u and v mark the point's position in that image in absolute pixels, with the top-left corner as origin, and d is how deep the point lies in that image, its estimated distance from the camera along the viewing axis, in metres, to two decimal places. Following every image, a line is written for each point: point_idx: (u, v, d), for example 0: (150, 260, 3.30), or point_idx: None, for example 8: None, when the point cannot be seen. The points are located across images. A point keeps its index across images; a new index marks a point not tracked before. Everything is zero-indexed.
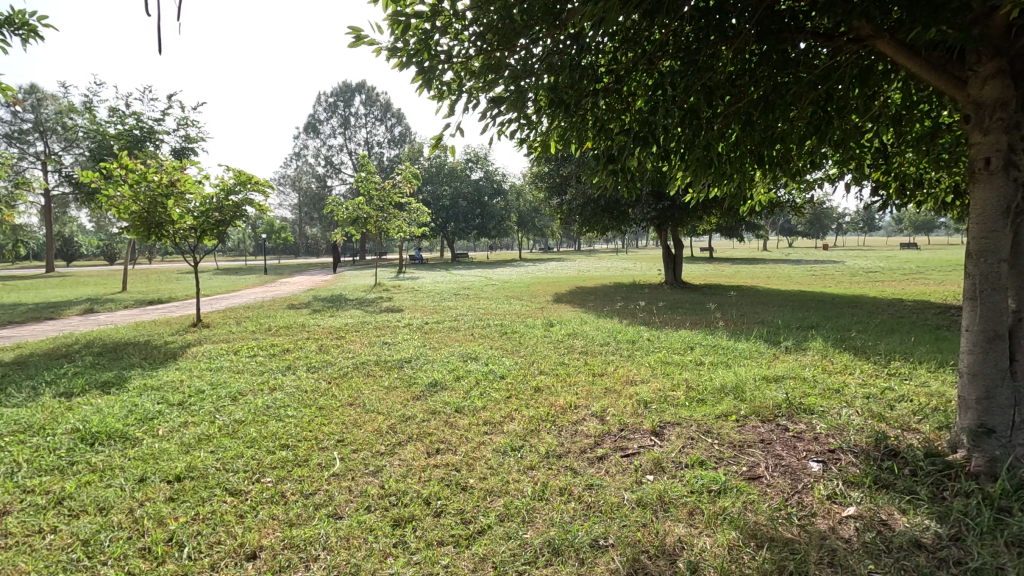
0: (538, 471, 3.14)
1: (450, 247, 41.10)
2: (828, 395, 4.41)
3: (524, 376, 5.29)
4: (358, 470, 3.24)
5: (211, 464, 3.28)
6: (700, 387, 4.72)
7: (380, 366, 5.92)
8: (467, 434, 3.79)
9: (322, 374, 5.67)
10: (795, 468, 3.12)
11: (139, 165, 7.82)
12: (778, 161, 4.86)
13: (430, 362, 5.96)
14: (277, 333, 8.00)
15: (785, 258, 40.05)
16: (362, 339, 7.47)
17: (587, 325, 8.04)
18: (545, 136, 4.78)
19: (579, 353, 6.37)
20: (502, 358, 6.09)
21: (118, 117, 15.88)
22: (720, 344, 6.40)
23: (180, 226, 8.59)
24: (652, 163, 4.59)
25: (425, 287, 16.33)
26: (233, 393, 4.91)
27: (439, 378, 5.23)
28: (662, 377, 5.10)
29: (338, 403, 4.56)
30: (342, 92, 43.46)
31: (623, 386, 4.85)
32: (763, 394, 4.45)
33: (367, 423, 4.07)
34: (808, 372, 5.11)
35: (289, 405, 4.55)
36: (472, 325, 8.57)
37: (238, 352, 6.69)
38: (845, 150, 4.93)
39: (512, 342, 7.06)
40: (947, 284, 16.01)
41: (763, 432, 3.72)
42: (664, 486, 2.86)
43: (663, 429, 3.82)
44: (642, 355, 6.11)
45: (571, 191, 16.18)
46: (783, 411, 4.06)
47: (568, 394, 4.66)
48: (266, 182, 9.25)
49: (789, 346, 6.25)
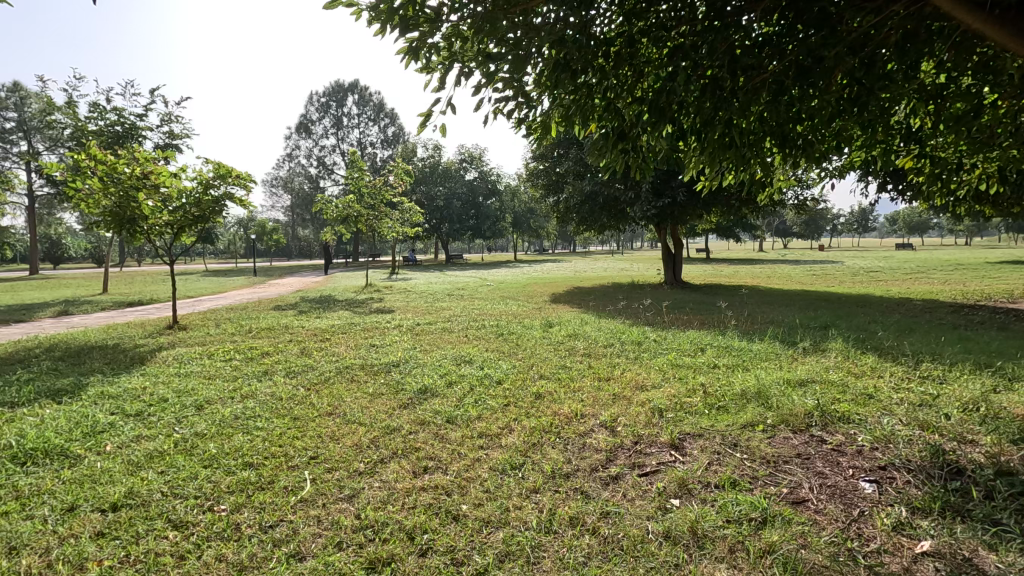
0: (542, 495, 2.66)
1: (444, 248, 40.53)
2: (863, 402, 3.96)
3: (523, 381, 4.81)
4: (330, 494, 2.75)
5: (156, 489, 2.77)
6: (720, 393, 4.27)
7: (365, 371, 5.42)
8: (460, 449, 3.30)
9: (301, 379, 5.17)
10: (844, 489, 2.66)
11: (109, 155, 7.29)
12: (803, 144, 4.41)
13: (421, 366, 5.46)
14: (257, 335, 7.48)
15: (783, 258, 39.72)
16: (349, 341, 6.97)
17: (588, 325, 7.56)
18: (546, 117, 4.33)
19: (581, 355, 5.89)
20: (499, 362, 5.60)
21: (98, 113, 15.26)
22: (733, 345, 5.96)
23: (156, 222, 8.07)
24: (666, 144, 4.16)
25: (418, 287, 15.85)
26: (198, 402, 4.41)
27: (428, 383, 4.75)
28: (675, 381, 4.64)
29: (315, 413, 4.06)
30: (336, 92, 42.87)
31: (633, 392, 4.37)
32: (791, 400, 3.98)
33: (346, 436, 3.58)
34: (834, 376, 4.66)
35: (260, 415, 4.05)
36: (466, 326, 8.06)
37: (212, 356, 6.17)
38: (874, 131, 4.51)
39: (510, 344, 6.56)
40: (953, 284, 15.58)
41: (798, 445, 3.26)
42: (695, 515, 2.39)
43: (683, 442, 3.36)
44: (650, 358, 5.65)
45: (569, 188, 15.70)
46: (816, 421, 3.61)
47: (572, 401, 4.18)
48: (248, 175, 8.73)
49: (807, 347, 5.80)
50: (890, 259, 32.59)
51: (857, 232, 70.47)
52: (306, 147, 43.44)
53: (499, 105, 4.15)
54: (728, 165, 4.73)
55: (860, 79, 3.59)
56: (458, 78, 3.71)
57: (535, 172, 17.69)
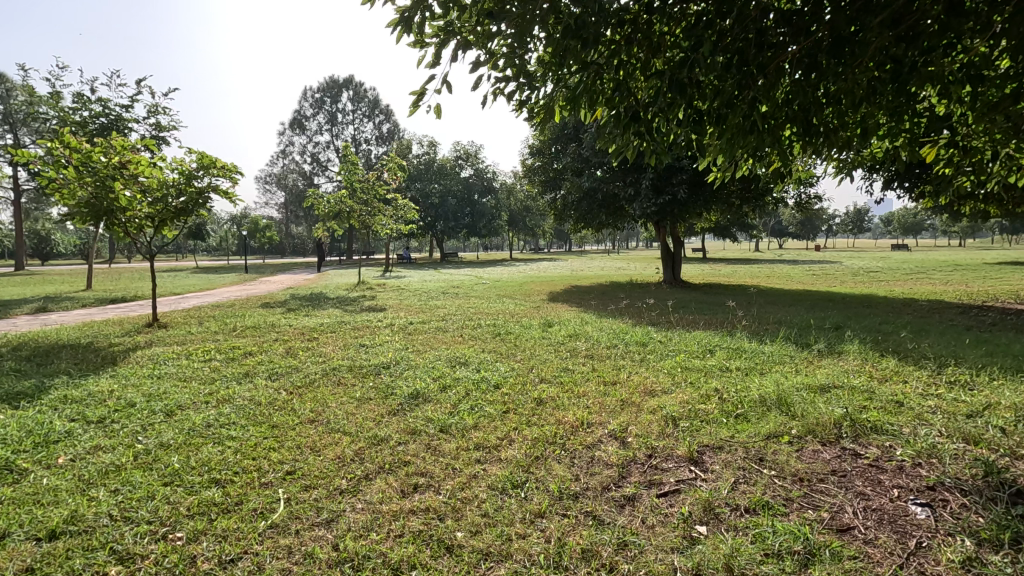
0: (549, 521, 2.32)
1: (439, 246, 40.06)
2: (894, 410, 3.64)
3: (522, 385, 4.47)
4: (306, 518, 2.40)
5: (103, 512, 2.41)
6: (737, 399, 3.94)
7: (353, 373, 5.05)
8: (454, 463, 2.96)
9: (284, 383, 4.80)
10: (893, 514, 2.32)
11: (84, 143, 6.87)
12: (827, 130, 4.08)
13: (413, 369, 5.10)
14: (241, 334, 7.09)
15: (779, 258, 39.50)
16: (337, 341, 6.60)
17: (590, 325, 7.21)
18: (551, 100, 3.99)
19: (584, 357, 5.55)
20: (496, 364, 5.24)
21: (81, 104, 14.75)
22: (744, 347, 5.66)
23: (135, 214, 7.66)
24: (682, 129, 3.83)
25: (411, 286, 15.47)
26: (168, 407, 4.03)
27: (420, 388, 4.39)
28: (687, 386, 4.31)
29: (295, 421, 3.70)
30: (330, 87, 42.34)
31: (642, 399, 4.03)
32: (815, 408, 3.66)
33: (328, 447, 3.23)
34: (857, 381, 4.35)
35: (235, 422, 3.68)
36: (462, 325, 7.71)
37: (191, 356, 5.78)
38: (902, 119, 4.20)
39: (508, 345, 6.21)
40: (956, 285, 15.34)
41: (831, 460, 2.93)
42: (729, 549, 2.05)
43: (702, 456, 3.03)
44: (656, 359, 5.33)
45: (567, 184, 15.35)
46: (846, 432, 3.29)
47: (577, 408, 3.84)
48: (235, 167, 8.33)
49: (822, 350, 5.49)
50: (888, 260, 32.38)
51: (852, 233, 70.45)
52: (300, 143, 42.86)
53: (500, 85, 3.82)
54: (745, 153, 4.41)
55: (896, 56, 3.28)
56: (455, 53, 3.38)
57: (533, 168, 17.33)
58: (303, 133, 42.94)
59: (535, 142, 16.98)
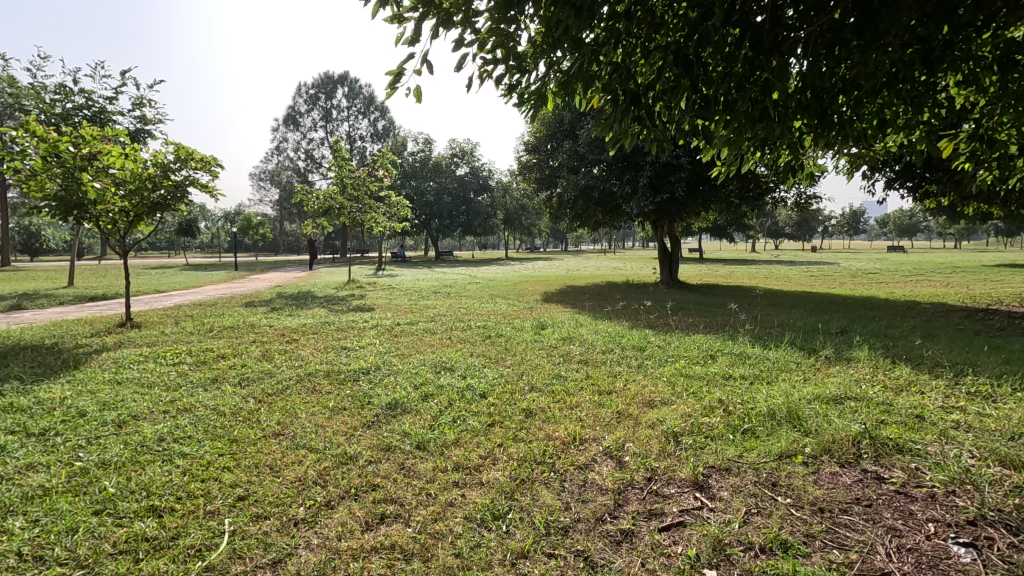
0: (533, 564, 1.99)
1: (433, 245, 39.67)
2: (916, 425, 3.32)
3: (511, 394, 4.12)
4: (249, 558, 2.06)
5: (11, 550, 2.06)
6: (743, 412, 3.61)
7: (329, 379, 4.70)
8: (429, 487, 2.62)
9: (253, 390, 4.44)
10: (932, 557, 2.00)
11: (50, 132, 6.43)
12: (844, 120, 3.77)
13: (394, 375, 4.76)
14: (217, 335, 6.73)
15: (776, 259, 39.23)
16: (318, 344, 6.24)
17: (584, 328, 6.88)
18: (543, 86, 3.66)
19: (577, 363, 5.21)
20: (484, 370, 4.91)
21: (63, 95, 14.28)
22: (747, 353, 5.35)
23: (108, 207, 7.26)
24: (688, 117, 3.50)
25: (402, 284, 15.13)
26: (121, 418, 3.67)
27: (399, 396, 4.05)
28: (688, 396, 3.98)
29: (258, 434, 3.35)
30: (325, 83, 41.80)
31: (641, 411, 3.70)
32: (831, 423, 3.33)
33: (290, 467, 2.88)
34: (869, 392, 4.05)
35: (190, 436, 3.32)
36: (451, 327, 7.36)
37: (158, 360, 5.41)
38: (923, 110, 3.89)
39: (497, 348, 5.87)
40: (957, 287, 15.07)
41: (854, 486, 2.61)
42: None
43: (708, 479, 2.70)
44: (654, 366, 5.01)
45: (563, 182, 15.01)
46: (867, 451, 2.97)
47: (569, 422, 3.51)
48: (215, 160, 7.94)
49: (830, 357, 5.19)
50: (885, 261, 32.23)
51: (848, 234, 70.45)
52: (293, 139, 42.35)
53: (488, 65, 3.49)
54: (752, 145, 4.11)
55: (923, 36, 2.98)
56: (435, 28, 3.05)
57: (528, 165, 17.00)
58: (297, 130, 42.47)
59: (531, 139, 16.63)
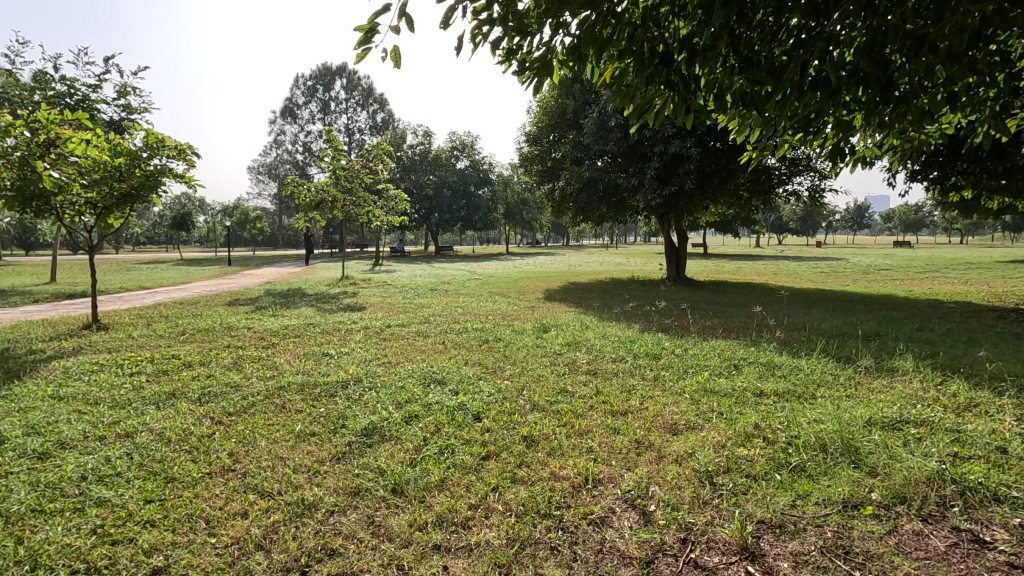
0: None
1: (433, 240, 39.06)
2: (1004, 461, 2.72)
3: (510, 416, 3.52)
4: None
5: None
6: (787, 443, 3.02)
7: (303, 394, 4.12)
8: (402, 556, 2.03)
9: (212, 408, 3.83)
10: None
11: (3, 115, 5.79)
12: (907, 93, 3.17)
13: (376, 390, 4.16)
14: (189, 339, 6.14)
15: (780, 255, 38.63)
16: (297, 349, 5.65)
17: (590, 331, 6.30)
18: (549, 52, 3.05)
19: (585, 374, 4.61)
20: (479, 383, 4.33)
21: (42, 83, 13.65)
22: (775, 363, 4.76)
23: (71, 198, 6.64)
24: (722, 89, 2.92)
25: (398, 281, 14.50)
26: (45, 446, 3.07)
27: (378, 419, 3.45)
28: (716, 420, 3.39)
29: (204, 472, 2.77)
30: (323, 74, 41.08)
31: (663, 439, 3.12)
32: (898, 458, 2.74)
33: (232, 521, 2.29)
34: (929, 414, 3.45)
35: (119, 473, 2.72)
36: (445, 330, 6.77)
37: (113, 370, 4.80)
38: (997, 81, 3.28)
39: (495, 356, 5.27)
40: (977, 285, 14.45)
41: (951, 555, 2.01)
42: None
43: (760, 543, 2.11)
44: (672, 378, 4.43)
45: (565, 174, 14.38)
46: (952, 500, 2.37)
47: (578, 455, 2.92)
48: (190, 148, 7.30)
49: (869, 368, 4.60)
50: (893, 257, 31.52)
51: (852, 229, 69.71)
52: (291, 132, 41.65)
53: (482, 25, 2.91)
54: (791, 125, 3.52)
55: None
56: None
57: (529, 157, 16.32)
58: (295, 122, 41.79)
59: (532, 129, 15.96)
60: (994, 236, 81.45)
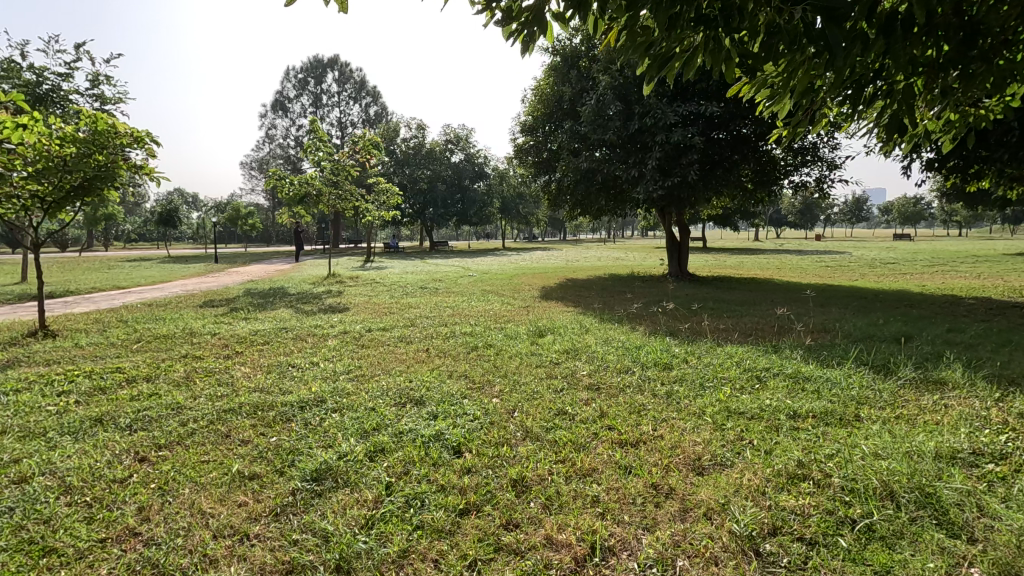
0: None
1: (427, 235, 38.31)
2: None
3: (497, 450, 2.89)
4: None
5: None
6: (843, 488, 2.40)
7: (256, 419, 3.48)
8: None
9: (141, 438, 3.18)
10: None
11: None
12: (989, 47, 2.54)
13: (340, 414, 3.51)
14: (142, 348, 5.47)
15: (779, 247, 38.13)
16: (262, 360, 5.00)
17: (592, 336, 5.68)
18: (542, 1, 2.44)
19: (587, 390, 3.99)
20: (463, 403, 3.69)
21: (10, 72, 12.94)
22: (805, 376, 4.13)
23: (14, 191, 5.99)
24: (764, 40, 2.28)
25: (388, 279, 13.85)
26: None
27: (336, 456, 2.82)
28: (749, 455, 2.76)
29: (97, 538, 2.13)
30: (314, 67, 40.25)
31: (686, 485, 2.50)
32: (994, 515, 2.12)
33: None
34: (1010, 444, 2.83)
35: None
36: (430, 335, 6.13)
37: (41, 388, 4.14)
38: None
39: (484, 367, 4.64)
40: (991, 279, 13.84)
41: None
42: None
43: None
44: (688, 395, 3.81)
45: (562, 165, 13.72)
46: None
47: (583, 509, 2.28)
48: (149, 136, 6.60)
49: (914, 381, 3.98)
50: (896, 250, 30.68)
51: (852, 222, 69.11)
52: (282, 126, 40.78)
53: None
54: (838, 91, 2.88)
55: None
56: None
57: (524, 149, 15.63)
58: (286, 116, 40.92)
59: (527, 119, 15.29)
60: (992, 228, 80.98)
